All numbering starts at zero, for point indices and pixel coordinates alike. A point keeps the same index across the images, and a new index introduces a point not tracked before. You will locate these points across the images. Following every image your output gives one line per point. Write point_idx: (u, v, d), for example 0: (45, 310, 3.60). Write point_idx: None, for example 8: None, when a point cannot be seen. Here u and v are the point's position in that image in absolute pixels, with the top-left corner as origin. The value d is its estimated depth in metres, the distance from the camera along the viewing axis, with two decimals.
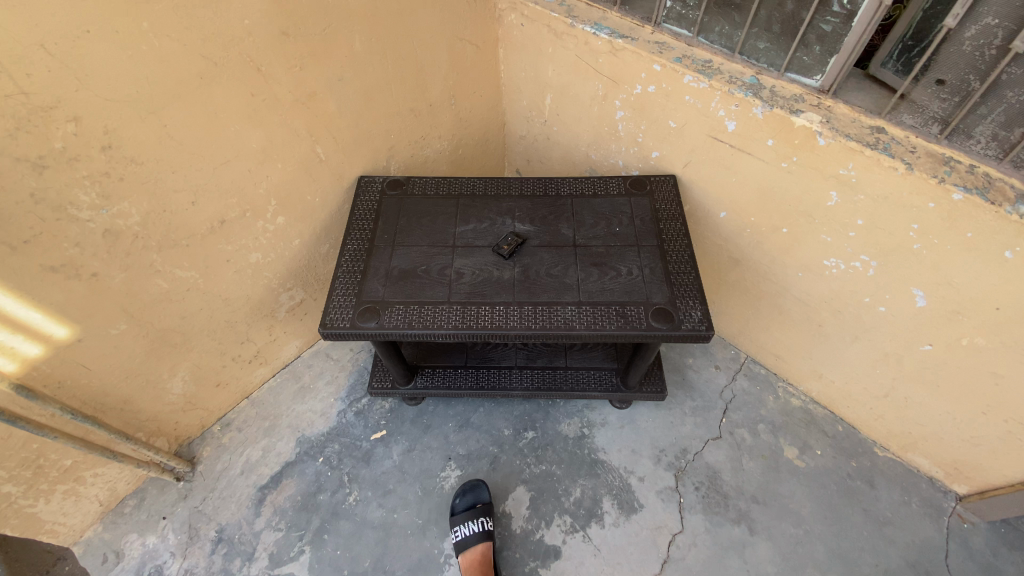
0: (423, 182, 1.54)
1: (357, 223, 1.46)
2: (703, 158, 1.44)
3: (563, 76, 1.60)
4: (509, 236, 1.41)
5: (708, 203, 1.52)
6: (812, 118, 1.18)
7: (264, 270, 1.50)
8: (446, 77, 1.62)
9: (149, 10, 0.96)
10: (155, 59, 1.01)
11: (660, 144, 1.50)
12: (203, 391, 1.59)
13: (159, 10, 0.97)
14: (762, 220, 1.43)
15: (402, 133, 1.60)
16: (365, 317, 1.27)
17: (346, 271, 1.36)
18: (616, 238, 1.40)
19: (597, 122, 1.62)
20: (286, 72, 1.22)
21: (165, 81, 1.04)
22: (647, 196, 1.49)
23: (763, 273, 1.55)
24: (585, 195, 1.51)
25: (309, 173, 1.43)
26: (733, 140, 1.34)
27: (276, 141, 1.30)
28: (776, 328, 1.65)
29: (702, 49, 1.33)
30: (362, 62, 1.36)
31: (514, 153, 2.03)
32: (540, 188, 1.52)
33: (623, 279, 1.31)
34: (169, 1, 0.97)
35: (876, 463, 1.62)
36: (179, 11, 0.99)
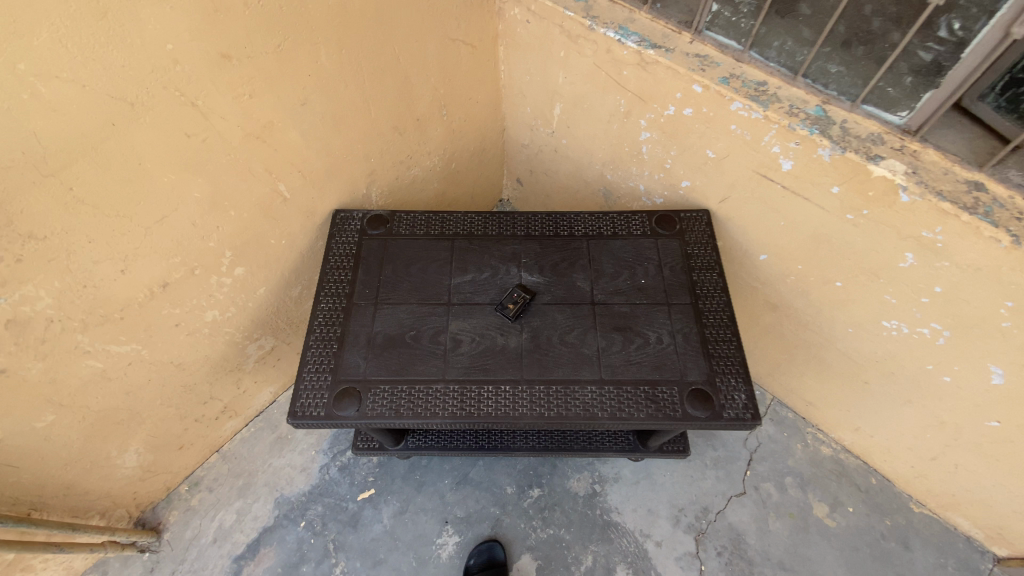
0: (410, 218, 1.28)
1: (331, 273, 1.20)
2: (744, 196, 1.21)
3: (576, 85, 1.33)
4: (515, 291, 1.18)
5: (745, 243, 1.30)
6: (895, 167, 0.95)
7: (225, 327, 1.27)
8: (436, 84, 1.34)
9: (23, 46, 0.69)
10: (44, 110, 0.75)
11: (693, 174, 1.27)
12: (162, 457, 1.39)
13: (39, 45, 0.70)
14: (811, 269, 1.22)
15: (385, 155, 1.34)
16: (344, 403, 1.06)
17: (318, 339, 1.12)
18: (642, 294, 1.17)
19: (616, 141, 1.37)
20: (232, 104, 0.95)
21: (63, 134, 0.78)
22: (676, 237, 1.26)
23: (804, 322, 1.35)
24: (604, 233, 1.27)
25: (271, 216, 1.18)
26: (786, 181, 1.11)
27: (225, 186, 1.05)
28: (811, 376, 1.47)
29: (755, 66, 1.08)
30: (331, 79, 1.09)
31: (515, 162, 1.77)
32: (549, 225, 1.28)
33: (652, 350, 1.11)
34: (53, 33, 0.71)
35: (912, 522, 1.48)
36: (67, 43, 0.73)
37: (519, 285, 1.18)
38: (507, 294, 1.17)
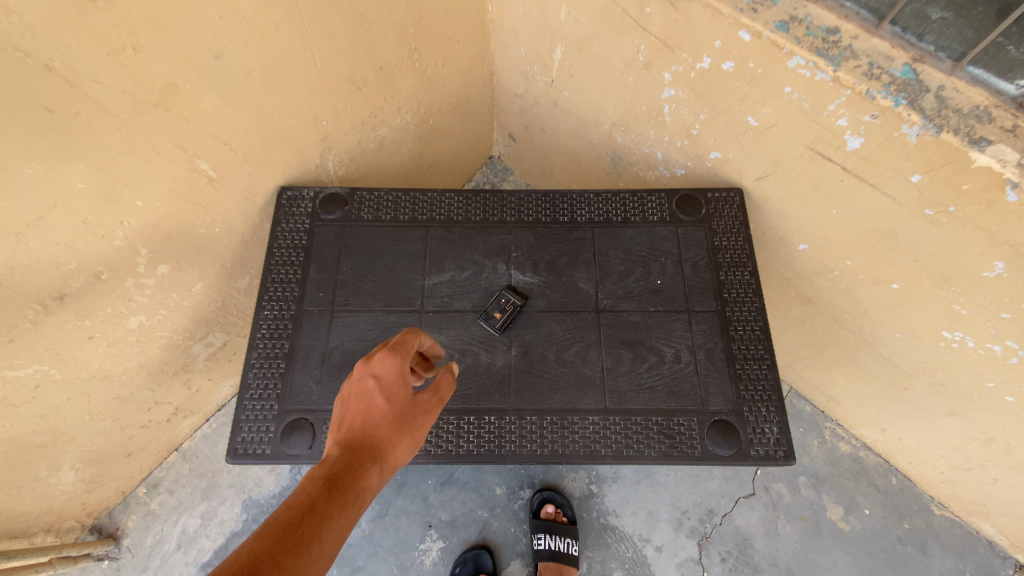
0: (374, 198, 1.04)
1: (277, 272, 0.98)
2: (790, 175, 0.97)
3: (583, 24, 1.04)
4: (503, 296, 0.96)
5: (783, 229, 1.08)
6: (1005, 155, 0.72)
7: (157, 331, 1.06)
8: (403, 21, 1.05)
9: None
10: None
11: (726, 144, 1.02)
12: (108, 466, 1.24)
13: None
14: (863, 265, 1.01)
15: (343, 115, 1.07)
16: (292, 438, 0.87)
17: (262, 357, 0.92)
18: (657, 299, 0.96)
19: (630, 97, 1.10)
20: (109, 63, 0.71)
21: None
22: (701, 224, 1.02)
23: (841, 320, 1.16)
24: (612, 219, 1.03)
25: (195, 200, 0.94)
26: (850, 162, 0.88)
27: (121, 169, 0.81)
28: (840, 374, 1.30)
29: (826, 6, 0.81)
30: (253, 19, 0.81)
31: (507, 114, 1.48)
32: (546, 209, 1.04)
33: (667, 371, 0.91)
34: None
35: (931, 525, 1.38)
36: None
37: (508, 288, 0.97)
38: (494, 300, 0.96)
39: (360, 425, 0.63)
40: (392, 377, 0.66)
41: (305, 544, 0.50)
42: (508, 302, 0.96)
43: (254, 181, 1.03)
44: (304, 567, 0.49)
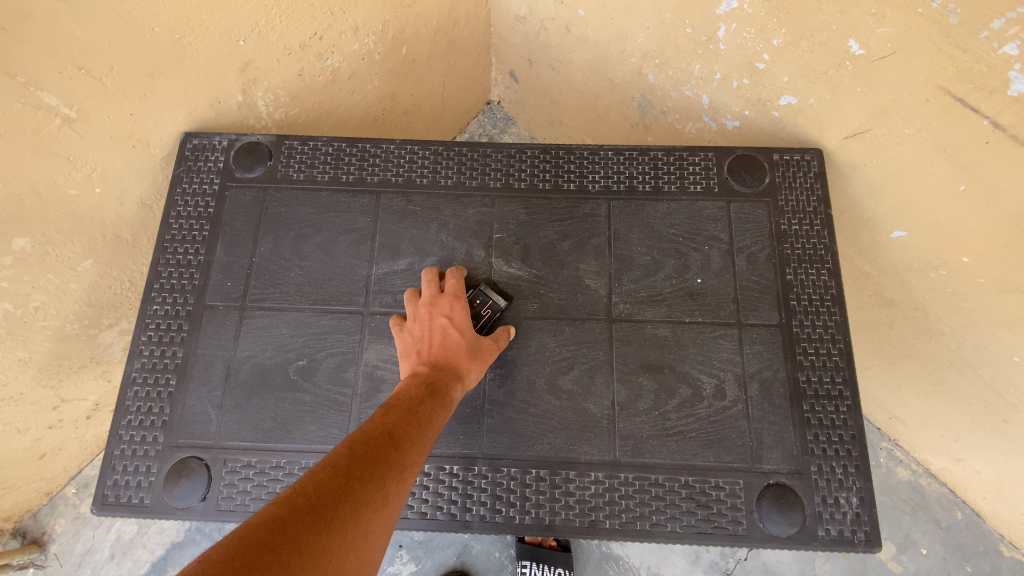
0: (309, 151, 0.76)
1: (171, 251, 0.72)
2: (903, 132, 0.67)
3: None
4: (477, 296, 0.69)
5: (874, 209, 0.78)
6: None
7: (39, 322, 0.82)
8: None
9: None
10: None
11: (807, 85, 0.71)
12: (16, 472, 1.02)
13: None
14: (988, 265, 0.71)
15: (272, 33, 0.77)
16: (178, 485, 0.63)
17: (144, 370, 0.67)
18: (695, 306, 0.69)
19: (673, 15, 0.78)
20: None
21: None
22: (761, 199, 0.73)
23: (935, 331, 0.87)
24: (637, 188, 0.74)
25: (51, 149, 0.67)
26: (1007, 114, 0.57)
27: None
28: (915, 393, 1.02)
29: None
30: None
31: (507, 44, 1.15)
32: (545, 171, 0.76)
33: (704, 411, 0.66)
34: None
35: (999, 570, 1.10)
36: None
37: (484, 286, 0.69)
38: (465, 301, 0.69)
39: (440, 349, 0.60)
40: (468, 314, 0.63)
41: (422, 427, 0.50)
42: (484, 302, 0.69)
43: (147, 125, 0.76)
44: (421, 450, 0.49)
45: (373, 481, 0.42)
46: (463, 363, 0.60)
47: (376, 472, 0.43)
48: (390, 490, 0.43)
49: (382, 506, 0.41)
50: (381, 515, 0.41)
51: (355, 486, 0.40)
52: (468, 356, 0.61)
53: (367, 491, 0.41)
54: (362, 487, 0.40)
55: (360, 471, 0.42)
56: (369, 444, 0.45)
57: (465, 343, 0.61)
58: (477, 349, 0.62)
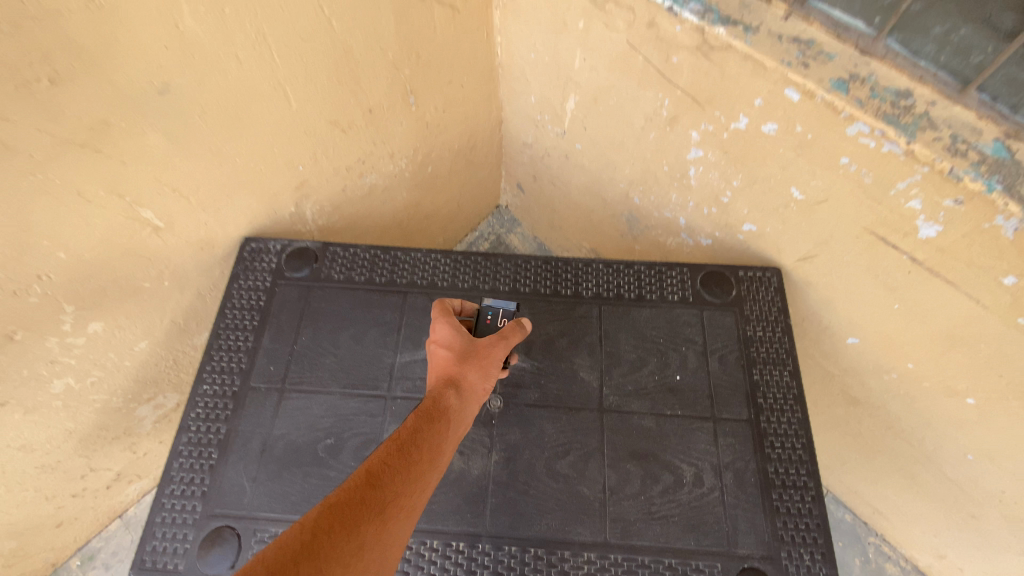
0: (348, 256, 0.90)
1: (225, 337, 0.83)
2: (843, 259, 0.81)
3: (599, 73, 0.91)
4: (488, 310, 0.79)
5: (830, 319, 0.90)
6: None
7: (90, 394, 0.92)
8: (398, 63, 0.92)
9: None
10: None
11: (763, 217, 0.87)
12: (33, 539, 1.06)
13: None
14: (930, 372, 0.83)
15: (324, 160, 0.95)
16: (210, 553, 0.70)
17: (190, 444, 0.76)
18: (675, 400, 0.80)
19: (652, 156, 0.96)
20: (16, 95, 0.58)
21: None
22: (730, 308, 0.86)
23: (897, 429, 0.96)
24: (624, 296, 0.87)
25: (137, 251, 0.81)
26: (920, 252, 0.71)
27: (39, 219, 0.68)
28: (891, 486, 1.09)
29: (893, 67, 0.66)
30: (208, 52, 0.69)
31: (515, 162, 1.34)
32: (546, 279, 0.89)
33: (685, 497, 0.74)
34: None
35: None
36: None
37: (484, 302, 0.75)
38: (476, 321, 0.75)
39: (434, 369, 0.65)
40: (444, 328, 0.67)
41: (408, 457, 0.54)
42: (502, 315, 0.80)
43: (214, 232, 0.91)
44: (410, 479, 0.53)
45: (341, 534, 0.46)
46: (455, 371, 0.63)
47: (349, 521, 0.47)
48: (367, 538, 0.47)
49: (354, 554, 0.45)
50: (355, 564, 0.45)
51: (320, 541, 0.44)
52: (460, 363, 0.64)
53: (337, 544, 0.45)
54: (329, 541, 0.44)
55: (330, 524, 0.46)
56: (345, 492, 0.49)
57: (454, 353, 0.65)
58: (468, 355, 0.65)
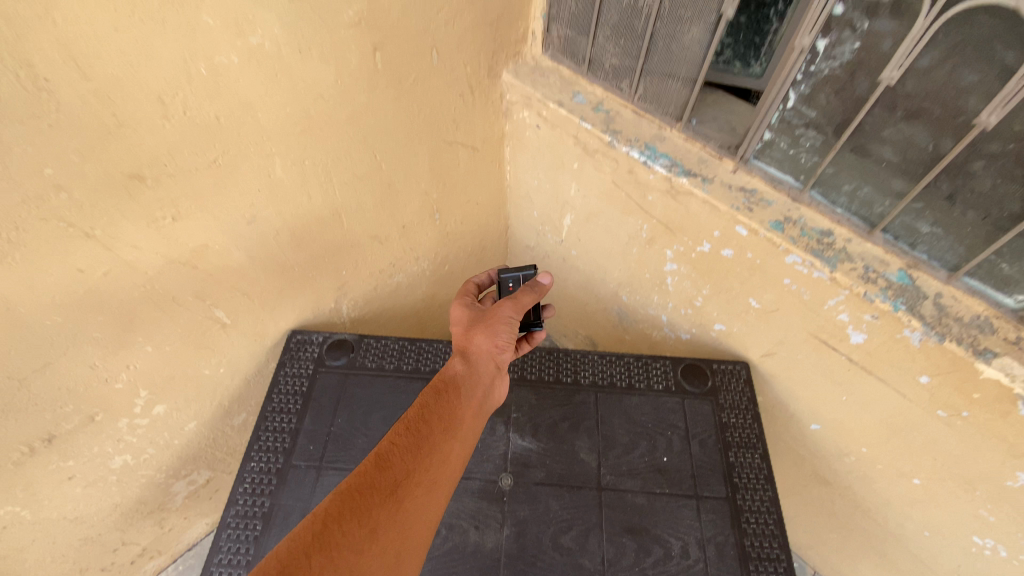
0: (380, 347, 1.05)
1: (271, 419, 0.96)
2: (797, 357, 0.97)
3: (590, 200, 1.13)
4: (507, 280, 0.93)
5: (794, 406, 1.05)
6: (1011, 368, 0.71)
7: (140, 470, 1.02)
8: (427, 190, 1.13)
9: None
10: None
11: (730, 319, 1.04)
12: None
13: None
14: (880, 455, 0.96)
15: (361, 266, 1.13)
16: None
17: (238, 516, 0.87)
18: (663, 480, 0.92)
19: (637, 265, 1.15)
20: (147, 231, 0.75)
21: None
22: (707, 397, 1.00)
23: (864, 508, 1.07)
24: (616, 386, 1.02)
25: (205, 345, 0.96)
26: (855, 354, 0.87)
27: (139, 321, 0.83)
28: (868, 564, 1.17)
29: (817, 211, 0.85)
30: (289, 194, 0.88)
31: (519, 260, 1.54)
32: (549, 370, 1.04)
33: (674, 568, 0.84)
34: None
35: None
36: None
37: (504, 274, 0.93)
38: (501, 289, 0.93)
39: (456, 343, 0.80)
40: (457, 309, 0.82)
41: (416, 436, 0.63)
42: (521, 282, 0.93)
43: (267, 327, 1.06)
44: (419, 455, 0.61)
45: (351, 522, 0.54)
46: (464, 340, 0.77)
47: (361, 505, 0.56)
48: (377, 518, 0.55)
49: (367, 537, 0.54)
50: (368, 542, 0.53)
51: (331, 527, 0.53)
52: (469, 332, 0.78)
53: (350, 529, 0.53)
54: (339, 530, 0.53)
55: (342, 513, 0.55)
56: (358, 477, 0.58)
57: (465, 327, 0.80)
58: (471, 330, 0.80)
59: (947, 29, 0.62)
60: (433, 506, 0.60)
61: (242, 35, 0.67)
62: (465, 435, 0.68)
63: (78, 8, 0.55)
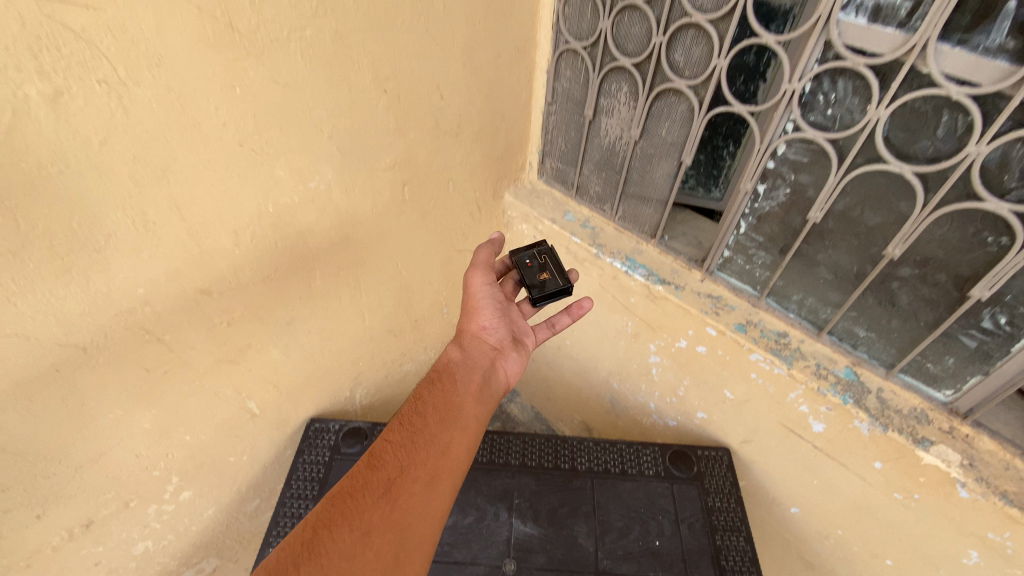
0: None
1: (290, 502, 1.06)
2: (771, 443, 1.08)
3: (580, 299, 1.29)
4: (524, 257, 0.98)
5: (773, 489, 1.14)
6: (947, 455, 0.83)
7: (156, 558, 1.06)
8: (438, 289, 1.33)
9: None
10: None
11: (709, 407, 1.16)
12: None
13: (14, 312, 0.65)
14: (855, 537, 1.04)
15: (377, 356, 1.27)
16: None
17: None
18: (656, 563, 0.99)
19: (624, 357, 1.28)
20: (205, 334, 0.88)
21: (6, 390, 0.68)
22: (694, 481, 1.09)
23: None
24: (610, 471, 1.11)
25: (234, 433, 1.06)
26: (819, 441, 0.98)
27: (183, 412, 0.93)
28: None
29: (774, 315, 1.01)
30: (323, 297, 1.03)
31: None
32: (548, 456, 1.14)
33: None
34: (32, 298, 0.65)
35: None
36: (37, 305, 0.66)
37: (517, 252, 0.98)
38: (519, 265, 0.97)
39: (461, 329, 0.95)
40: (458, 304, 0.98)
41: (407, 431, 0.71)
42: (536, 256, 0.98)
43: (288, 415, 1.16)
44: (410, 450, 0.69)
45: (343, 526, 0.60)
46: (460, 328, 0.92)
47: (353, 504, 0.62)
48: (368, 514, 0.61)
49: (360, 533, 0.60)
50: (359, 537, 0.59)
51: (322, 528, 0.59)
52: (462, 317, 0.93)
53: (342, 527, 0.60)
54: (329, 532, 0.59)
55: (332, 517, 0.60)
56: (351, 478, 0.65)
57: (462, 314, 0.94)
58: (464, 323, 0.93)
59: (853, 184, 0.80)
60: (430, 497, 0.66)
61: (304, 181, 0.86)
62: (462, 425, 0.75)
63: (189, 170, 0.72)
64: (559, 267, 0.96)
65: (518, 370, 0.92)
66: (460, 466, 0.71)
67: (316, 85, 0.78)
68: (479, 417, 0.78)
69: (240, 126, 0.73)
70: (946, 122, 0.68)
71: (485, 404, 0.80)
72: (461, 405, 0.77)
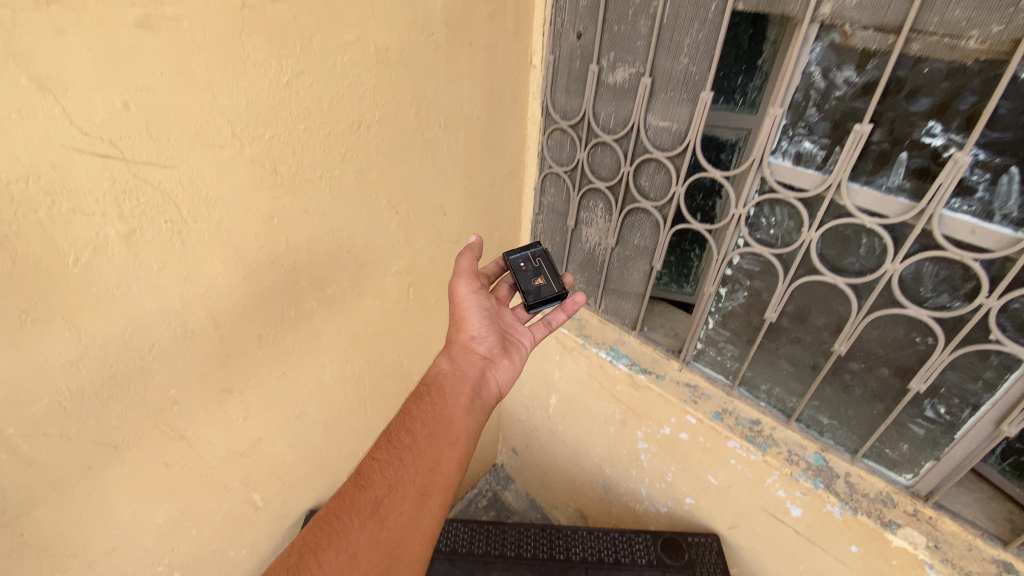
0: None
1: None
2: (756, 527, 1.12)
3: (570, 386, 1.40)
4: (517, 260, 1.07)
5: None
6: (913, 537, 0.89)
7: None
8: None
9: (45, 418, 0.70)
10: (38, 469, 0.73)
11: (696, 493, 1.21)
12: None
13: (65, 414, 0.72)
14: None
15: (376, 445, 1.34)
16: None
17: None
18: None
19: (614, 443, 1.35)
20: (223, 429, 0.95)
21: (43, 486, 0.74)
22: (685, 570, 1.12)
23: None
24: (604, 560, 1.14)
25: (237, 526, 1.09)
26: (800, 526, 1.04)
27: (193, 505, 0.98)
28: None
29: (746, 402, 1.11)
30: (330, 391, 1.12)
31: (511, 434, 1.73)
32: (543, 546, 1.17)
33: None
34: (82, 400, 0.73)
35: None
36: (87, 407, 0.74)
37: (511, 256, 1.07)
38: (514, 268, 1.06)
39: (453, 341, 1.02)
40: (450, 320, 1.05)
41: (394, 448, 0.76)
42: (529, 257, 1.07)
43: (290, 507, 1.20)
44: (396, 467, 0.73)
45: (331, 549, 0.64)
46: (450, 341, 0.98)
47: (341, 525, 0.66)
48: (354, 536, 0.66)
49: (348, 556, 0.64)
50: (346, 560, 0.63)
51: (309, 551, 0.63)
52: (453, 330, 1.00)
53: (329, 550, 0.64)
54: (317, 555, 0.63)
55: (318, 542, 0.64)
56: (340, 499, 0.70)
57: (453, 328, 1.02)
58: (454, 335, 0.99)
59: (799, 290, 0.93)
60: (418, 516, 0.70)
61: (322, 289, 0.98)
62: (450, 438, 0.80)
63: (228, 285, 0.83)
64: (553, 272, 1.05)
65: (508, 378, 0.98)
66: (450, 480, 0.75)
67: (339, 211, 0.92)
68: (468, 429, 0.83)
69: (274, 249, 0.86)
70: (865, 244, 0.82)
71: (473, 414, 0.85)
72: (449, 418, 0.82)
